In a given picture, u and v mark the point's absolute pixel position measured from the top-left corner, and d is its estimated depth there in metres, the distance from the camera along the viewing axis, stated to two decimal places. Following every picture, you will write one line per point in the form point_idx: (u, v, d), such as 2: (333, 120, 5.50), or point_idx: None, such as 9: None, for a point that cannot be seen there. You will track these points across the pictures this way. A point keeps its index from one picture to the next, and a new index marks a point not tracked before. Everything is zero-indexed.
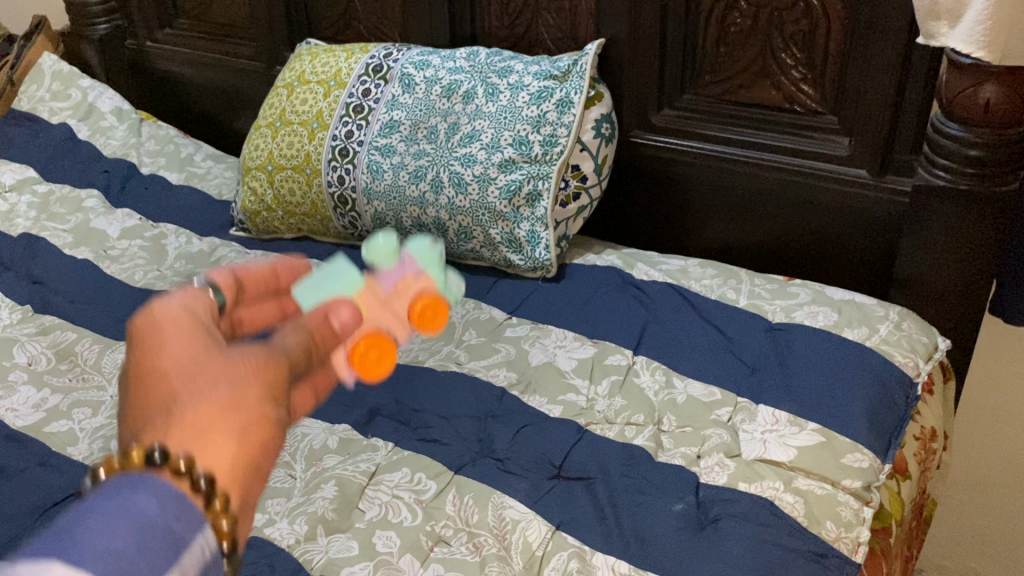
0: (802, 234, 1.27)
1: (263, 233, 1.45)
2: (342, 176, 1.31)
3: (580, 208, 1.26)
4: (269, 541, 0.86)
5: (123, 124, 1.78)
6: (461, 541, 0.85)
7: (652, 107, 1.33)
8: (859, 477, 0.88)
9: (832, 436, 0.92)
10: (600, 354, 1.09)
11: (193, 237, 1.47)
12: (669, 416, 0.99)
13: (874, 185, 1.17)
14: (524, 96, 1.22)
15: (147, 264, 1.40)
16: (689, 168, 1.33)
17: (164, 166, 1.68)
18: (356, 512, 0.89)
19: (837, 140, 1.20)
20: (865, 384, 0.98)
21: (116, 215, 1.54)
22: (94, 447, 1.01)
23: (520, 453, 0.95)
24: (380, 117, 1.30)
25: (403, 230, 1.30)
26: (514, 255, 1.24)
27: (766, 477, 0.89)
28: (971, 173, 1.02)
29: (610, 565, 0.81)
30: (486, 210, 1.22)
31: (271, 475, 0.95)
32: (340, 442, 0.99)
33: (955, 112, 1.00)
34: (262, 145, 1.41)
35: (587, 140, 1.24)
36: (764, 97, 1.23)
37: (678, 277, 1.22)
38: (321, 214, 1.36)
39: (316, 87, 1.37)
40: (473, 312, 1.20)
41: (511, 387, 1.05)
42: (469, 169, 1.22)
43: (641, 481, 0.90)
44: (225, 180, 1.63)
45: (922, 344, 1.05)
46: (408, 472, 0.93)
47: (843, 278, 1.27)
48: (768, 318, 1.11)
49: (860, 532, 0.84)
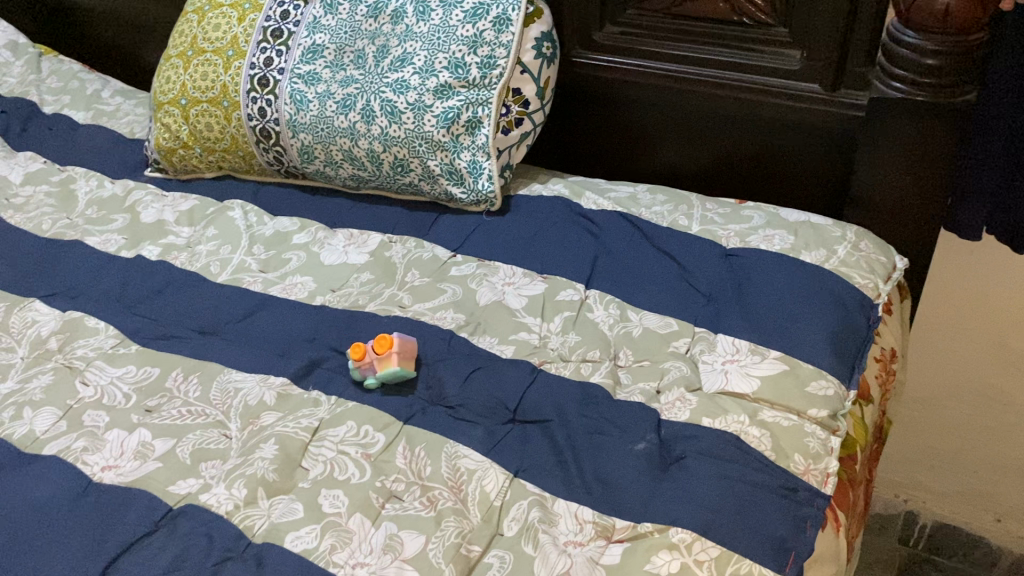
0: (754, 154, 1.23)
1: (181, 173, 1.35)
2: (264, 107, 1.21)
3: (523, 135, 1.19)
4: (205, 509, 0.80)
5: (20, 59, 1.64)
6: (414, 495, 0.80)
7: (594, 24, 1.25)
8: (825, 406, 0.85)
9: (796, 364, 0.89)
10: (551, 290, 1.04)
11: (104, 179, 1.35)
12: (625, 350, 0.95)
13: (826, 99, 1.12)
14: (458, 14, 1.12)
15: (55, 212, 1.29)
16: (633, 89, 1.27)
17: (68, 105, 1.55)
18: (300, 471, 0.83)
19: (789, 54, 1.13)
20: (826, 308, 0.94)
21: (17, 159, 1.42)
22: (5, 415, 0.92)
23: (472, 398, 0.90)
24: (302, 42, 1.20)
25: (334, 165, 1.21)
26: (455, 188, 1.17)
27: (730, 411, 0.85)
28: (929, 84, 0.97)
29: (573, 511, 0.77)
30: (423, 140, 1.14)
31: (204, 436, 0.88)
32: (276, 397, 0.91)
33: (913, 19, 0.94)
34: (173, 77, 1.29)
35: (528, 61, 1.16)
36: (711, 10, 1.15)
37: (628, 204, 1.16)
38: (243, 149, 1.26)
39: (228, 11, 1.25)
40: (414, 251, 1.13)
41: (460, 329, 0.99)
42: (402, 96, 1.13)
43: (601, 421, 0.85)
44: (137, 117, 1.51)
45: (881, 263, 1.02)
46: (354, 425, 0.87)
47: (794, 197, 1.24)
48: (722, 244, 1.06)
49: (828, 463, 0.81)
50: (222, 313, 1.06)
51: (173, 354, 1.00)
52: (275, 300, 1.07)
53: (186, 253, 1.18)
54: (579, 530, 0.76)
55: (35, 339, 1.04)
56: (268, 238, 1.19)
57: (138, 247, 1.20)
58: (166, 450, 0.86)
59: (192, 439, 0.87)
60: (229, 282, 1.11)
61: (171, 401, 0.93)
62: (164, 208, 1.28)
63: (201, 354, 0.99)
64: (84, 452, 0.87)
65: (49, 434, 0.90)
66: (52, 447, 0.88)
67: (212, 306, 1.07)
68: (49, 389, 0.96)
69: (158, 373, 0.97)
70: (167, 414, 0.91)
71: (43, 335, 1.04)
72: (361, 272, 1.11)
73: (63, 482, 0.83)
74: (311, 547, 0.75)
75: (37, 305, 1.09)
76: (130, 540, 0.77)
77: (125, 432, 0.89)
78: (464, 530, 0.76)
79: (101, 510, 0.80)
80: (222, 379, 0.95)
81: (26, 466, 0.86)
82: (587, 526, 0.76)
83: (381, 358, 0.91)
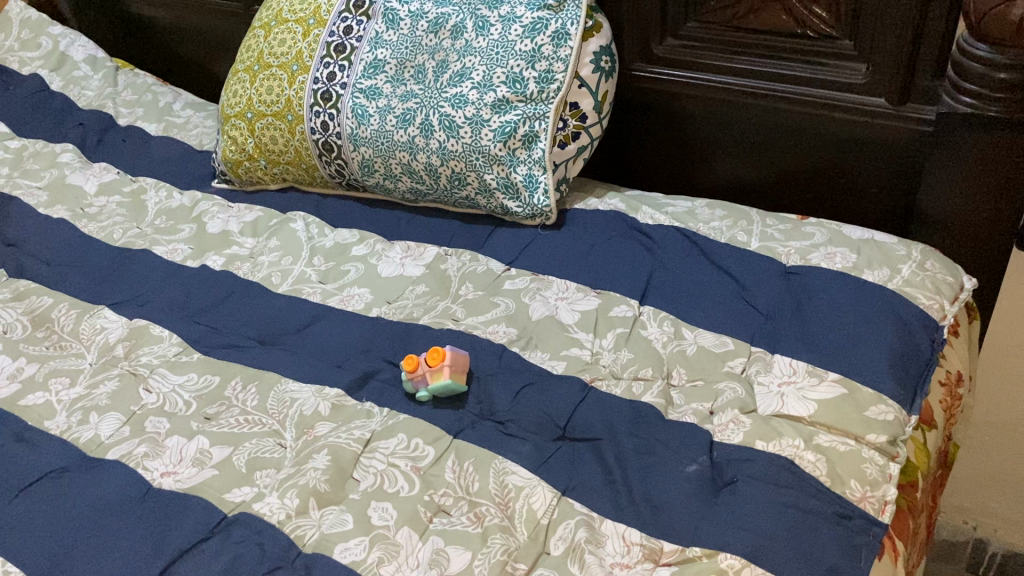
0: (817, 168, 1.20)
1: (246, 185, 1.38)
2: (326, 121, 1.23)
3: (580, 149, 1.19)
4: (258, 517, 0.81)
5: (98, 73, 1.71)
6: (462, 511, 0.80)
7: (654, 37, 1.24)
8: (884, 431, 0.83)
9: (855, 388, 0.86)
10: (604, 305, 1.03)
11: (173, 191, 1.40)
12: (679, 368, 0.94)
13: (891, 113, 1.09)
14: (517, 29, 1.13)
15: (126, 222, 1.33)
16: (693, 102, 1.25)
17: (142, 118, 1.60)
18: (351, 482, 0.84)
19: (854, 67, 1.10)
20: (888, 330, 0.91)
21: (92, 169, 1.47)
22: (72, 420, 0.96)
23: (522, 414, 0.90)
24: (364, 57, 1.21)
25: (393, 178, 1.23)
26: (511, 202, 1.17)
27: (785, 434, 0.83)
28: (1000, 97, 0.93)
29: (621, 533, 0.77)
30: (480, 154, 1.14)
31: (260, 445, 0.90)
32: (331, 408, 0.93)
33: (985, 33, 0.90)
34: (240, 91, 1.32)
35: (586, 75, 1.15)
36: (774, 21, 1.13)
37: (685, 219, 1.15)
38: (306, 162, 1.29)
39: (294, 27, 1.27)
40: (469, 264, 1.14)
41: (512, 344, 0.99)
42: (460, 110, 1.14)
43: (650, 441, 0.84)
44: (206, 128, 1.55)
45: (947, 284, 0.98)
46: (405, 438, 0.88)
47: (858, 212, 1.21)
48: (782, 261, 1.04)
49: (886, 490, 0.79)
50: (281, 323, 1.08)
51: (233, 362, 1.02)
52: (332, 311, 1.09)
53: (249, 263, 1.21)
54: (626, 552, 0.75)
55: (103, 346, 1.07)
56: (328, 249, 1.21)
57: (203, 257, 1.24)
58: (223, 458, 0.89)
59: (248, 447, 0.89)
60: (289, 292, 1.13)
61: (229, 410, 0.95)
62: (229, 219, 1.31)
63: (259, 363, 1.01)
64: (145, 457, 0.90)
65: (113, 440, 0.93)
66: (115, 451, 0.91)
67: (271, 316, 1.09)
68: (115, 395, 0.99)
69: (218, 382, 0.99)
70: (225, 422, 0.93)
71: (110, 343, 1.08)
72: (416, 284, 1.12)
73: (125, 486, 0.86)
74: (359, 559, 0.76)
75: (106, 313, 1.13)
76: (184, 547, 0.79)
77: (185, 438, 0.92)
78: (511, 547, 0.76)
79: (160, 516, 0.82)
80: (279, 388, 0.97)
81: (91, 470, 0.89)
82: (634, 548, 0.75)
83: (433, 370, 0.92)
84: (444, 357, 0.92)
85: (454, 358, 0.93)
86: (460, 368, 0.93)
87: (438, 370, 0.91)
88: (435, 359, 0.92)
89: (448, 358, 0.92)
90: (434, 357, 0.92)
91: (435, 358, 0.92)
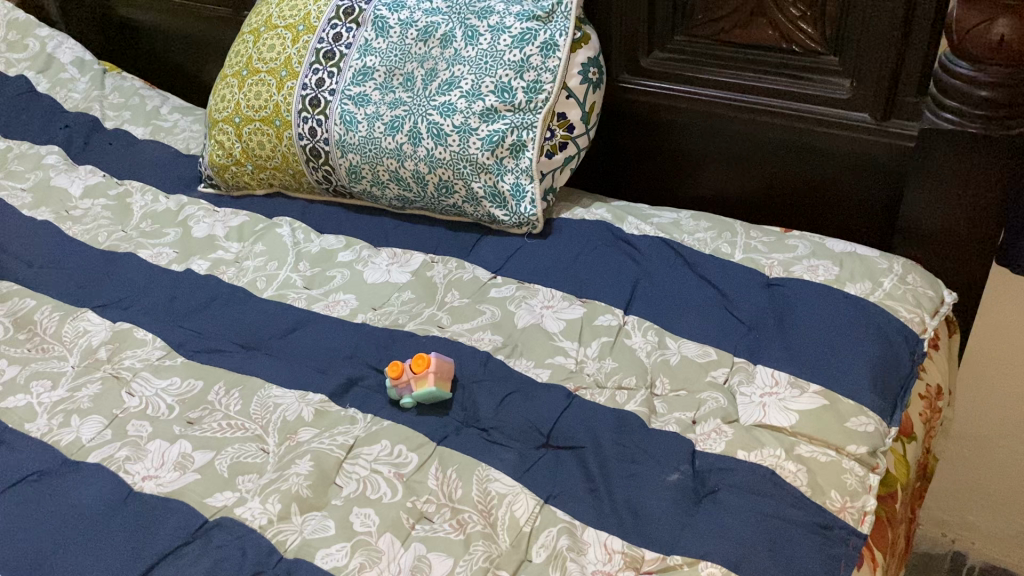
0: (801, 181, 1.22)
1: (233, 189, 1.38)
2: (314, 127, 1.23)
3: (567, 159, 1.20)
4: (240, 522, 0.81)
5: (85, 75, 1.70)
6: (445, 517, 0.80)
7: (641, 50, 1.25)
8: (864, 443, 0.83)
9: (836, 399, 0.87)
10: (589, 314, 1.04)
11: (159, 194, 1.39)
12: (662, 378, 0.94)
13: (875, 129, 1.10)
14: (505, 39, 1.13)
15: (112, 225, 1.33)
16: (679, 114, 1.27)
17: (129, 121, 1.60)
18: (333, 488, 0.84)
19: (838, 83, 1.11)
20: (869, 342, 0.92)
21: (78, 172, 1.47)
22: (54, 423, 0.95)
23: (506, 422, 0.90)
24: (353, 64, 1.22)
25: (380, 185, 1.23)
26: (498, 210, 1.17)
27: (766, 444, 0.84)
28: (983, 115, 0.94)
29: (602, 541, 0.77)
30: (467, 162, 1.15)
31: (243, 449, 0.90)
32: (314, 414, 0.93)
33: (966, 51, 0.91)
34: (229, 96, 1.32)
35: (574, 86, 1.16)
36: (760, 37, 1.14)
37: (671, 231, 1.15)
38: (293, 167, 1.29)
39: (284, 33, 1.27)
40: (455, 271, 1.14)
41: (497, 351, 1.00)
42: (449, 118, 1.14)
43: (634, 449, 0.85)
44: (193, 133, 1.55)
45: (928, 297, 0.99)
46: (388, 444, 0.88)
47: (842, 225, 1.22)
48: (765, 273, 1.05)
49: (866, 501, 0.79)
50: (267, 328, 1.08)
51: (217, 367, 1.02)
52: (317, 316, 1.09)
53: (233, 268, 1.21)
54: (608, 560, 0.75)
55: (87, 348, 1.07)
56: (314, 255, 1.21)
57: (188, 261, 1.23)
58: (205, 462, 0.88)
59: (231, 452, 0.89)
60: (274, 297, 1.13)
61: (212, 414, 0.95)
62: (215, 224, 1.31)
63: (244, 368, 1.01)
64: (127, 461, 0.89)
65: (95, 443, 0.92)
66: (97, 454, 0.91)
67: (256, 321, 1.09)
68: (96, 398, 0.98)
69: (201, 386, 0.99)
70: (208, 426, 0.93)
71: (94, 345, 1.07)
72: (402, 290, 1.12)
73: (106, 490, 0.86)
74: (340, 564, 0.76)
75: (90, 316, 1.12)
76: (164, 551, 0.78)
77: (167, 442, 0.91)
78: (493, 554, 0.76)
79: (141, 519, 0.82)
80: (263, 393, 0.96)
81: (71, 472, 0.88)
82: (616, 556, 0.75)
83: (418, 377, 0.92)
84: (430, 363, 0.92)
85: (439, 365, 0.93)
86: (445, 375, 0.94)
87: (423, 376, 0.91)
88: (420, 365, 0.92)
89: (434, 364, 0.92)
90: (419, 364, 0.92)
91: (421, 364, 0.92)
